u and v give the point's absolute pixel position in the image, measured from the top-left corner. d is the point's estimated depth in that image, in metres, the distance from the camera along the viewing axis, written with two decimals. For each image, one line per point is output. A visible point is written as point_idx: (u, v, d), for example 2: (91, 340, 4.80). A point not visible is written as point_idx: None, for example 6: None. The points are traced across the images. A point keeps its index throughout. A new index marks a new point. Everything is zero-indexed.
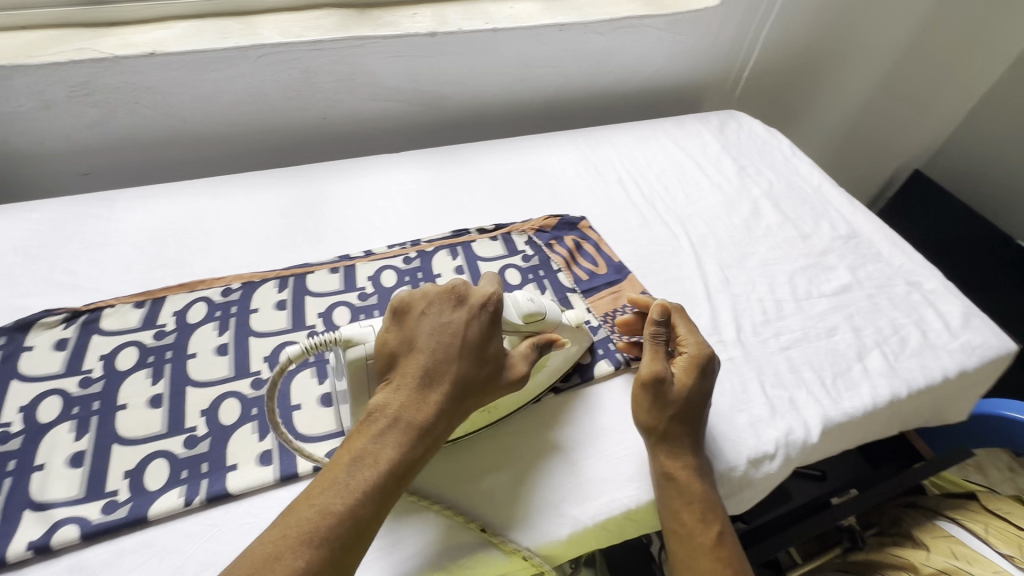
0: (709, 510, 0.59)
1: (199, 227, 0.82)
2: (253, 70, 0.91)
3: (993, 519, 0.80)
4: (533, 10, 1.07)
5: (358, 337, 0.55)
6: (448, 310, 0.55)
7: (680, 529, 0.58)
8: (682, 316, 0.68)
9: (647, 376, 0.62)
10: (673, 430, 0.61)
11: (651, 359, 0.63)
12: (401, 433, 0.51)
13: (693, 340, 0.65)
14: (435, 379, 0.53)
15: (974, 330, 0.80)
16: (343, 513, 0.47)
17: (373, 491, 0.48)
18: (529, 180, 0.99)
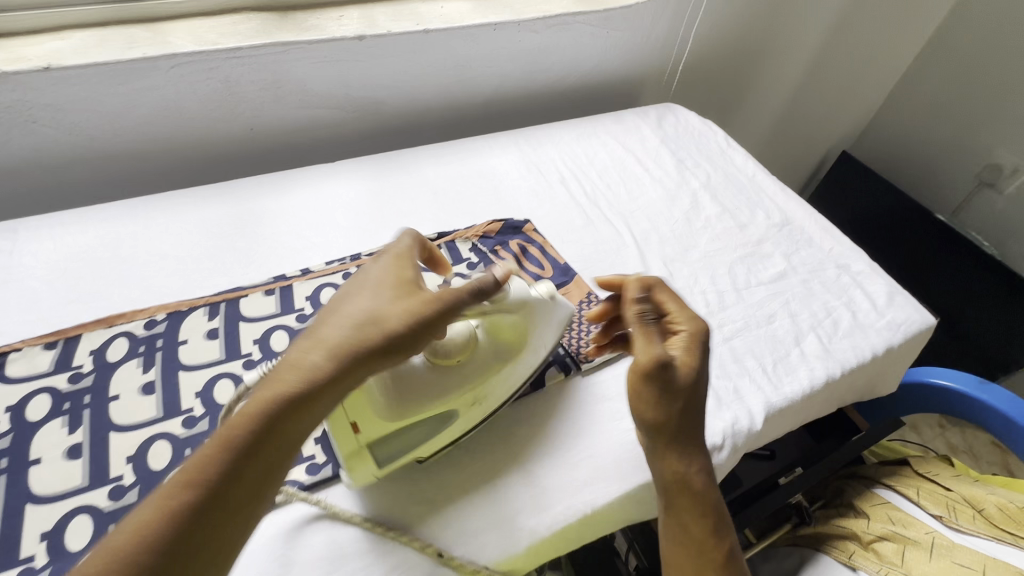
0: (716, 522, 0.56)
1: (115, 255, 0.76)
2: (166, 81, 0.85)
3: (923, 482, 0.86)
4: (464, 9, 1.04)
5: None
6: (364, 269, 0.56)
7: (687, 540, 0.56)
8: (665, 289, 0.63)
9: (645, 362, 0.55)
10: (677, 425, 0.56)
11: (643, 339, 0.57)
12: (279, 387, 0.45)
13: (684, 318, 0.60)
14: (332, 333, 0.48)
15: (898, 307, 0.85)
16: (204, 451, 0.42)
17: (236, 451, 0.42)
18: (471, 184, 0.98)
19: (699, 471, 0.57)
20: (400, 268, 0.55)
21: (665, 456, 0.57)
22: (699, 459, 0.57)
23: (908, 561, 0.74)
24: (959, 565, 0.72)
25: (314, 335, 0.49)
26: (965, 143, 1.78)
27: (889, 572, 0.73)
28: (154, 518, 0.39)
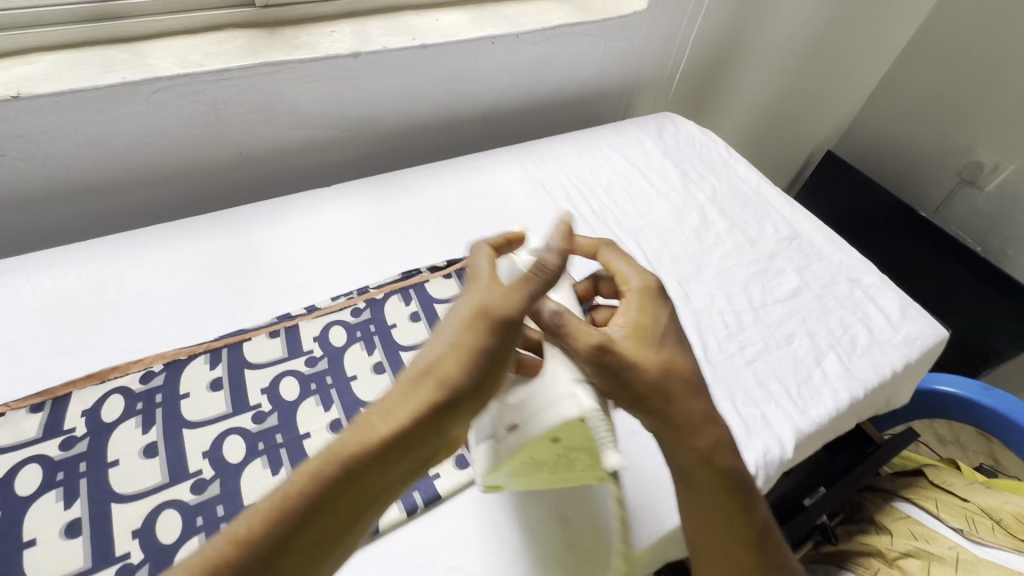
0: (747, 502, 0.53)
1: (102, 300, 0.71)
2: (148, 106, 0.79)
3: (939, 493, 0.86)
4: (461, 22, 1.00)
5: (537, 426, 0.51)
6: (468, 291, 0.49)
7: (714, 528, 0.52)
8: (610, 247, 0.62)
9: (586, 340, 0.50)
10: (670, 398, 0.52)
11: (567, 320, 0.50)
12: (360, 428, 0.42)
13: (629, 274, 0.59)
14: (419, 369, 0.45)
15: (912, 321, 0.85)
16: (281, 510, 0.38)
17: (315, 497, 0.39)
18: (477, 205, 0.94)
19: (721, 451, 0.53)
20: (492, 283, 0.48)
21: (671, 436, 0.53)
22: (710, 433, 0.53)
23: None
24: None
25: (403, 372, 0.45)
26: (947, 142, 1.82)
27: None
28: (226, 545, 0.37)
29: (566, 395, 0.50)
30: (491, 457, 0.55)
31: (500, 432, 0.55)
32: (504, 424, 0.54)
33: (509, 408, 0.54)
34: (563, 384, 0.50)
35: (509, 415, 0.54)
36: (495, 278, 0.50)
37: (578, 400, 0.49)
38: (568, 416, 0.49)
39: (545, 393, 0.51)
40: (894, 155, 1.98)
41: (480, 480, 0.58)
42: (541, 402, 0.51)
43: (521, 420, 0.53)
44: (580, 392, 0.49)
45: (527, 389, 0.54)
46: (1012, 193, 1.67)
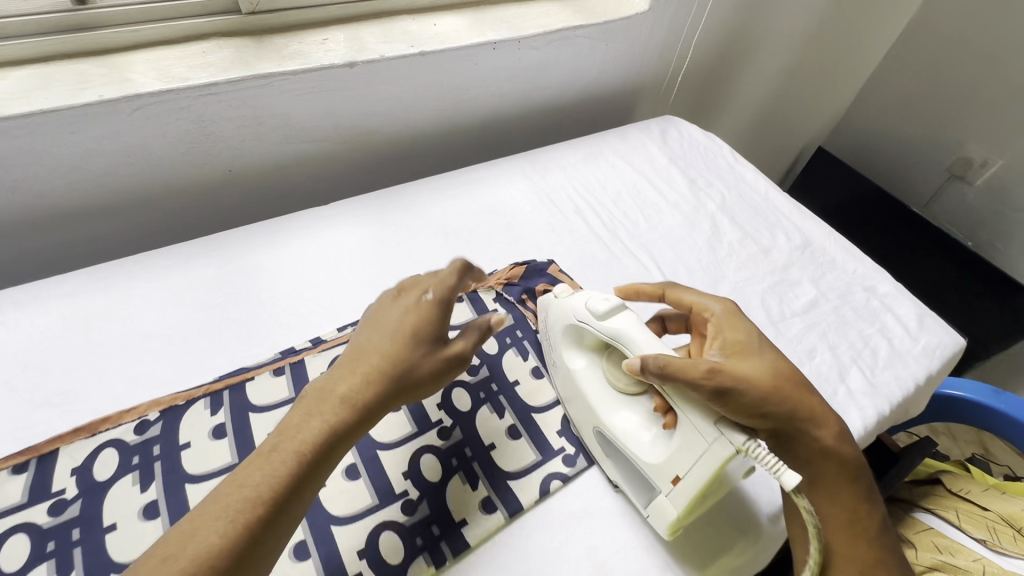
0: (869, 496, 0.59)
1: (87, 340, 0.65)
2: (127, 126, 0.73)
3: (959, 502, 0.85)
4: (460, 26, 0.95)
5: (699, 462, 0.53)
6: (396, 301, 0.56)
7: (841, 523, 0.58)
8: (676, 289, 0.68)
9: (701, 373, 0.52)
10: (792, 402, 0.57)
11: (673, 363, 0.52)
12: (330, 410, 0.48)
13: (706, 303, 0.65)
14: (373, 361, 0.51)
15: (930, 331, 0.84)
16: (262, 488, 0.43)
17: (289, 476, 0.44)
18: (483, 220, 0.90)
19: (840, 453, 0.59)
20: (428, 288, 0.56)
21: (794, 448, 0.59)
22: (830, 431, 0.59)
23: None
24: None
25: (355, 364, 0.51)
26: (936, 138, 1.81)
27: None
28: (221, 524, 0.41)
29: (715, 438, 0.51)
30: (665, 512, 0.56)
31: (663, 488, 0.56)
32: (666, 479, 0.55)
33: (661, 464, 0.56)
34: (705, 430, 0.52)
35: (667, 469, 0.55)
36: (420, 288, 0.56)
37: (728, 438, 0.50)
38: (724, 456, 0.50)
39: (692, 442, 0.53)
40: (885, 151, 1.97)
41: (664, 530, 0.57)
42: (696, 451, 0.53)
43: (684, 471, 0.54)
44: (724, 430, 0.51)
45: (675, 441, 0.55)
46: (999, 188, 1.67)
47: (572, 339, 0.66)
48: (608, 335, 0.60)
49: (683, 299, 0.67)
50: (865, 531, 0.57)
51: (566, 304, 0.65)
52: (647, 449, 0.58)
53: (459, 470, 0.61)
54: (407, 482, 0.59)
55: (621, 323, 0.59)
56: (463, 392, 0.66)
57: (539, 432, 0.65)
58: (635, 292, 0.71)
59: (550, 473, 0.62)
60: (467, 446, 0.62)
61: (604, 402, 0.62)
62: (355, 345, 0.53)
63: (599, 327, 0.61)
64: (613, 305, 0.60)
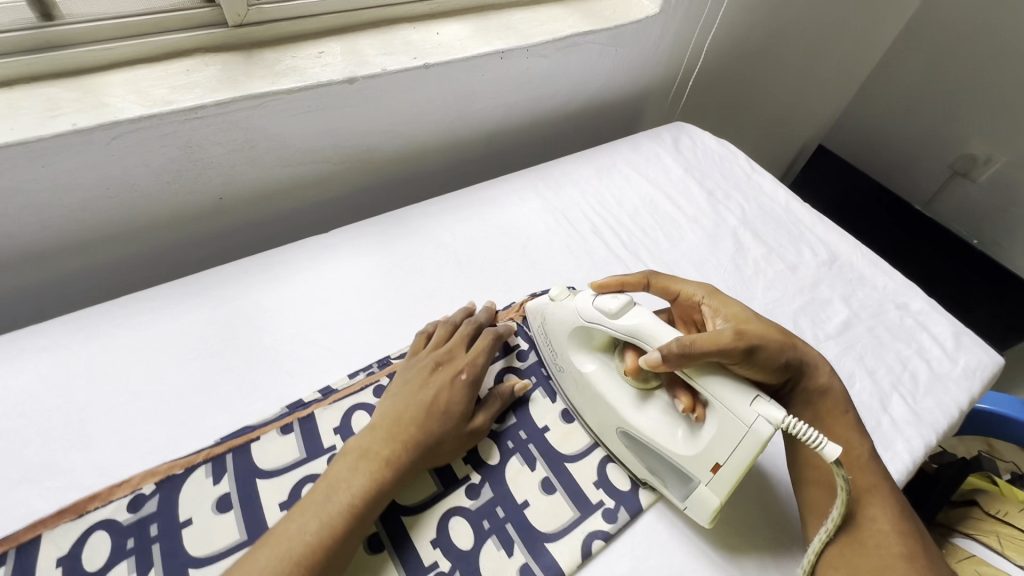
0: (858, 427, 0.61)
1: (69, 402, 0.58)
2: (106, 156, 0.65)
3: (999, 525, 0.82)
4: (464, 35, 0.89)
5: (730, 439, 0.50)
6: (430, 373, 0.60)
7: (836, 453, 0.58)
8: (659, 277, 0.67)
9: (720, 344, 0.52)
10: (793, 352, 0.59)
11: (696, 340, 0.51)
12: (376, 468, 0.52)
13: (690, 285, 0.66)
14: (411, 428, 0.55)
15: (968, 350, 0.81)
16: (316, 536, 0.46)
17: (337, 527, 0.47)
18: (496, 244, 0.84)
19: (831, 392, 0.62)
20: (460, 365, 0.61)
21: (790, 390, 0.61)
22: (824, 370, 0.62)
23: None
24: None
25: (394, 424, 0.55)
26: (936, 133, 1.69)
27: None
28: (279, 565, 0.44)
29: (752, 420, 0.49)
30: (706, 502, 0.53)
31: (702, 478, 0.53)
32: (706, 469, 0.52)
33: (698, 454, 0.53)
34: (742, 412, 0.50)
35: (705, 458, 0.52)
36: (453, 363, 0.61)
37: (767, 416, 0.48)
38: (765, 436, 0.48)
39: (728, 427, 0.51)
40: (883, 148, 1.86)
41: (702, 520, 0.55)
42: (734, 437, 0.50)
43: (724, 458, 0.51)
44: (762, 407, 0.49)
45: (707, 430, 0.52)
46: (1004, 184, 1.56)
47: (580, 341, 0.63)
48: (625, 335, 0.57)
49: (669, 286, 0.66)
50: (859, 458, 0.58)
51: (571, 306, 0.62)
52: (679, 442, 0.55)
53: (492, 533, 0.55)
54: (437, 551, 0.53)
55: (637, 319, 0.56)
56: (490, 443, 0.61)
57: (575, 485, 0.60)
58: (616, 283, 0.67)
59: (592, 531, 0.56)
60: (499, 505, 0.57)
61: (627, 402, 0.59)
62: (389, 408, 0.57)
63: (614, 326, 0.57)
64: (625, 303, 0.57)
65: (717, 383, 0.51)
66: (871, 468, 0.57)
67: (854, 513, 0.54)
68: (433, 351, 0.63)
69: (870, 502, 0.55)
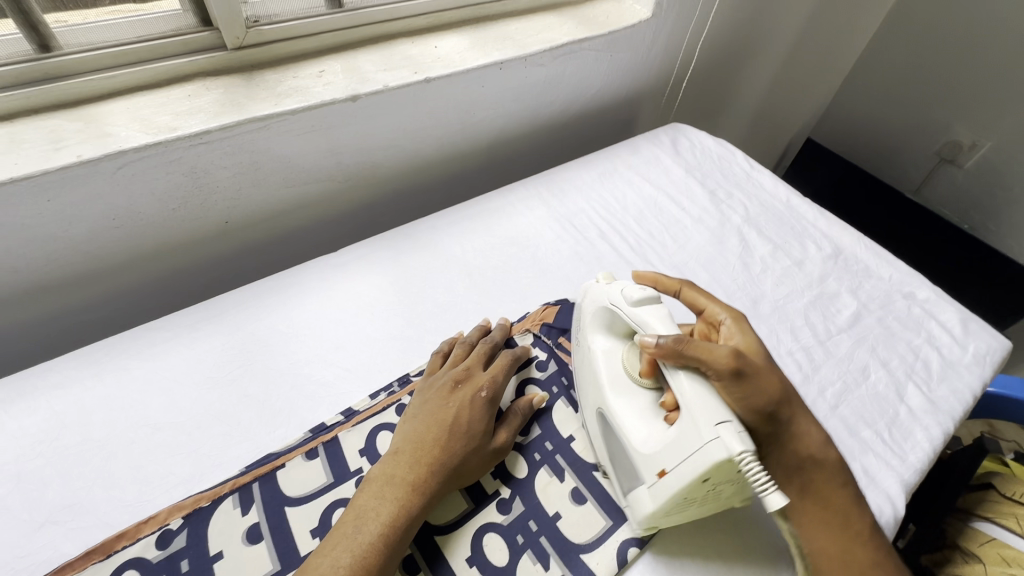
0: (857, 498, 0.57)
1: (88, 440, 0.57)
2: (111, 186, 0.64)
3: (1017, 507, 0.82)
4: (462, 47, 0.89)
5: (683, 456, 0.47)
6: (447, 393, 0.59)
7: (836, 525, 0.55)
8: (694, 287, 0.66)
9: (711, 357, 0.50)
10: (785, 408, 0.55)
11: (692, 342, 0.50)
12: (403, 495, 0.51)
13: (718, 309, 0.64)
14: (434, 452, 0.54)
15: (976, 336, 0.82)
16: (352, 565, 0.46)
17: (371, 557, 0.47)
18: (506, 254, 0.84)
19: (829, 461, 0.58)
20: (476, 383, 0.60)
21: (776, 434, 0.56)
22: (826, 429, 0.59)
23: None
24: None
25: (417, 448, 0.54)
26: (922, 121, 1.68)
27: None
28: None
29: (711, 438, 0.46)
30: (642, 502, 0.52)
31: (647, 479, 0.51)
32: (652, 472, 0.50)
33: (650, 455, 0.51)
34: (703, 428, 0.46)
35: (655, 461, 0.50)
36: (469, 381, 0.61)
37: (725, 442, 0.45)
38: (716, 459, 0.45)
39: (687, 437, 0.48)
40: (870, 138, 1.84)
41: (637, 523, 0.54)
42: (687, 448, 0.47)
43: (671, 466, 0.49)
44: (724, 433, 0.45)
45: (671, 433, 0.50)
46: (992, 169, 1.54)
47: (602, 323, 0.64)
48: (633, 322, 0.58)
49: (698, 300, 0.65)
50: (858, 533, 0.55)
51: (603, 289, 0.64)
52: (640, 437, 0.53)
53: (527, 548, 0.55)
54: (473, 569, 0.53)
55: (650, 313, 0.57)
56: (516, 456, 0.61)
57: (605, 494, 0.59)
58: (651, 280, 0.69)
59: (626, 539, 0.56)
60: (531, 519, 0.57)
61: (613, 384, 0.58)
62: (410, 432, 0.56)
63: (628, 313, 0.58)
64: (650, 296, 0.58)
65: (690, 387, 0.49)
66: (866, 540, 0.55)
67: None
68: (446, 369, 0.62)
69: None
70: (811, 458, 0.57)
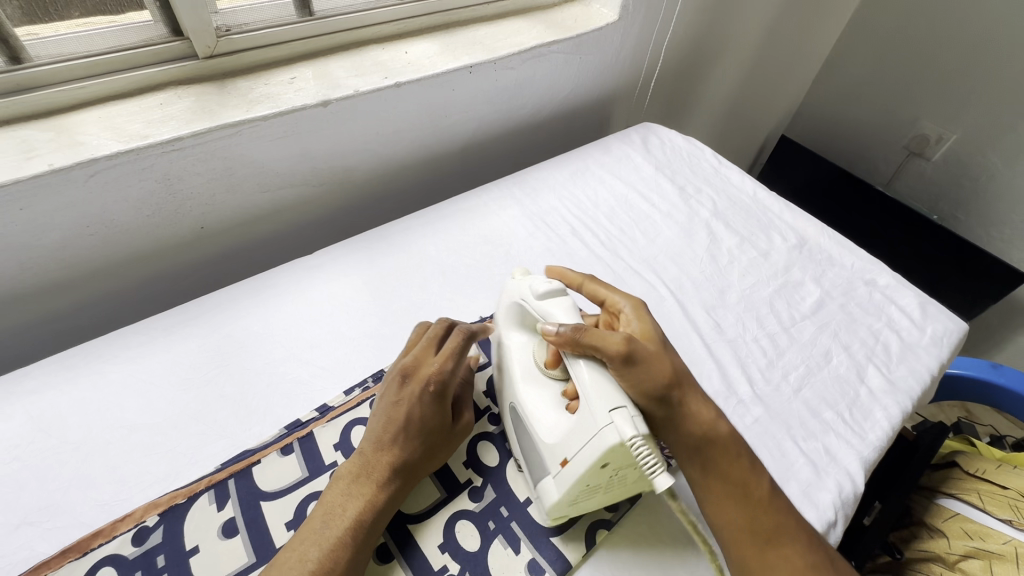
0: (753, 466, 0.56)
1: (64, 443, 0.58)
2: (83, 194, 0.65)
3: (980, 483, 0.85)
4: (432, 52, 0.91)
5: (581, 440, 0.49)
6: (396, 389, 0.57)
7: (736, 500, 0.54)
8: (595, 280, 0.67)
9: (610, 344, 0.52)
10: (677, 387, 0.55)
11: (588, 331, 0.52)
12: (367, 491, 0.52)
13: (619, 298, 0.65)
14: (394, 448, 0.55)
15: (934, 318, 0.85)
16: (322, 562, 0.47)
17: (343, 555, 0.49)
18: (479, 252, 0.86)
19: (722, 433, 0.57)
20: (421, 373, 0.58)
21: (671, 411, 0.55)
22: (707, 411, 0.57)
23: None
24: None
25: (377, 445, 0.55)
26: (890, 116, 1.72)
27: None
28: None
29: (606, 423, 0.47)
30: (550, 493, 0.53)
31: (552, 468, 0.53)
32: (556, 461, 0.52)
33: (555, 444, 0.52)
34: (599, 415, 0.48)
35: (558, 450, 0.52)
36: (415, 372, 0.58)
37: (619, 427, 0.46)
38: (609, 444, 0.46)
39: (585, 425, 0.49)
40: (840, 134, 1.89)
41: (546, 513, 0.55)
42: (586, 435, 0.49)
43: (572, 454, 0.50)
44: (617, 418, 0.47)
45: (570, 423, 0.52)
46: (957, 162, 1.58)
47: (514, 318, 0.63)
48: (539, 316, 0.59)
49: (600, 292, 0.66)
50: (760, 499, 0.54)
51: (516, 284, 0.64)
52: (547, 426, 0.54)
53: (498, 533, 0.56)
54: (446, 555, 0.54)
55: (555, 306, 0.58)
56: (489, 446, 0.63)
57: None
58: (559, 275, 0.70)
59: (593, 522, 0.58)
60: (502, 505, 0.58)
61: (523, 376, 0.59)
62: (369, 428, 0.57)
63: (535, 307, 0.59)
64: (555, 288, 0.60)
65: (588, 376, 0.51)
66: (774, 506, 0.54)
67: (768, 558, 0.52)
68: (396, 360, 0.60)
69: (781, 541, 0.52)
70: (703, 434, 0.56)
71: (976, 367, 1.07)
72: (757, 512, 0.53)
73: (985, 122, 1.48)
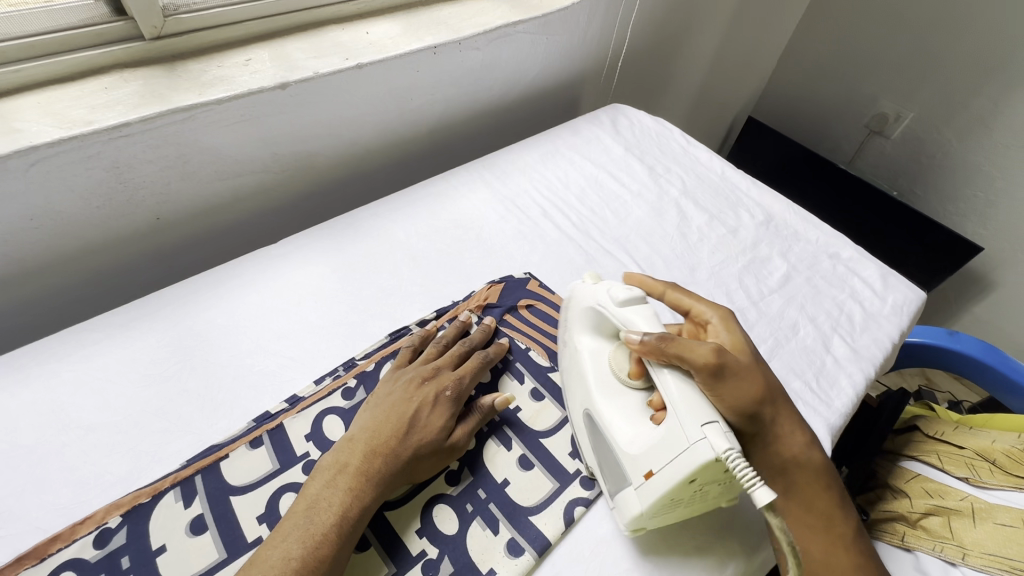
0: (840, 501, 0.57)
1: (16, 446, 0.55)
2: (24, 184, 0.62)
3: (939, 445, 0.90)
4: (394, 33, 0.89)
5: (672, 452, 0.48)
6: (411, 389, 0.59)
7: (820, 532, 0.55)
8: (676, 289, 0.66)
9: (699, 356, 0.51)
10: (768, 409, 0.55)
11: (674, 340, 0.52)
12: (356, 484, 0.51)
13: (704, 308, 0.64)
14: (391, 442, 0.54)
15: (895, 288, 0.88)
16: (305, 556, 0.46)
17: (325, 549, 0.47)
18: (450, 237, 0.84)
19: (810, 462, 0.57)
20: (439, 380, 0.60)
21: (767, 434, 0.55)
22: (799, 439, 0.57)
23: (957, 531, 0.75)
24: (1002, 526, 0.73)
25: (372, 438, 0.54)
26: (850, 96, 1.76)
27: (945, 548, 0.73)
28: None
29: (698, 439, 0.46)
30: (632, 505, 0.52)
31: (634, 480, 0.52)
32: (639, 473, 0.51)
33: (638, 455, 0.51)
34: (690, 429, 0.48)
35: (642, 462, 0.51)
36: (430, 376, 0.61)
37: (711, 442, 0.46)
38: (703, 459, 0.46)
39: (674, 438, 0.49)
40: (805, 114, 1.92)
41: (625, 523, 0.53)
42: (675, 448, 0.48)
43: (658, 467, 0.49)
44: (710, 433, 0.46)
45: (657, 434, 0.51)
46: (915, 139, 1.63)
47: (588, 324, 0.64)
48: (620, 323, 0.59)
49: (683, 301, 0.65)
50: (841, 535, 0.55)
51: (590, 289, 0.64)
52: (628, 437, 0.53)
53: (476, 515, 0.56)
54: (424, 540, 0.54)
55: (636, 314, 0.58)
56: None
57: (551, 458, 0.61)
58: (637, 282, 0.69)
59: (572, 499, 0.58)
60: (480, 487, 0.58)
61: (601, 387, 0.59)
62: (369, 421, 0.56)
63: (614, 313, 0.60)
64: (636, 296, 0.60)
65: (674, 385, 0.51)
66: (855, 547, 0.55)
67: None
68: (414, 365, 0.63)
69: None
70: (795, 461, 0.56)
71: (936, 335, 1.11)
72: (840, 547, 0.54)
73: (940, 99, 1.53)
